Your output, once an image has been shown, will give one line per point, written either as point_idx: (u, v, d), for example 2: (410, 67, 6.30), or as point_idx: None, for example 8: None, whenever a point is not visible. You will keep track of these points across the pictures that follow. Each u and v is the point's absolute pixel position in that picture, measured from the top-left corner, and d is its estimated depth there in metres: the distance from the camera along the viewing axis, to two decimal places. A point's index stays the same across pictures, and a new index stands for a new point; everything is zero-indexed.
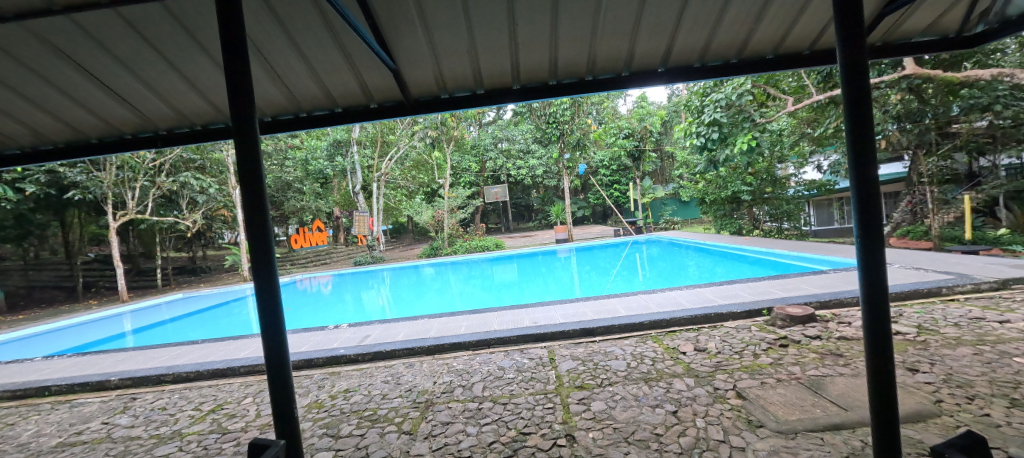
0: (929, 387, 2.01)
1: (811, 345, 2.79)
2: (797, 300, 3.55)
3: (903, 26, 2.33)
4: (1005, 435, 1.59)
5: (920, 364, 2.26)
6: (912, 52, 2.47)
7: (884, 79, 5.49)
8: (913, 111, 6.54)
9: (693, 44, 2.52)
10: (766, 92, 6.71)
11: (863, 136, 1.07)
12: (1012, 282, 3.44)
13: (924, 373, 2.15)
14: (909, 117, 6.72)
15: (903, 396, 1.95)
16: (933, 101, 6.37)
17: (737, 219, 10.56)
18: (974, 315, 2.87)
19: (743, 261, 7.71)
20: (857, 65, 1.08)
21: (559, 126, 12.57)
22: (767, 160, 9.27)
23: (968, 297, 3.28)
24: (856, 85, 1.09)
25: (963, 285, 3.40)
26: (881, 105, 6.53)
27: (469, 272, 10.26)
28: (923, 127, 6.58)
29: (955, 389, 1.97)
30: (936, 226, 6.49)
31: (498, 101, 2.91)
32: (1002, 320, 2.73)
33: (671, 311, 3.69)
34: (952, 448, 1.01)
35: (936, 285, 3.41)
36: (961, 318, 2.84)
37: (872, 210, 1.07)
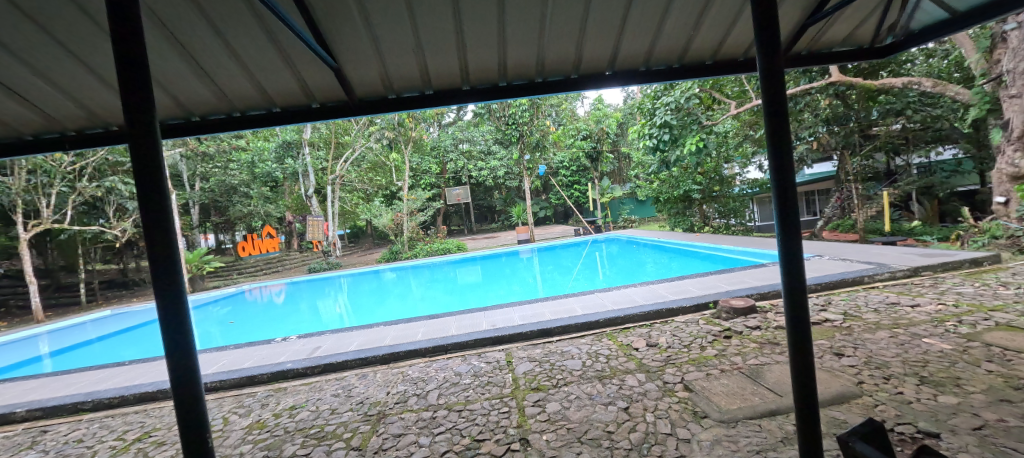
0: (852, 370, 2.18)
1: (752, 335, 2.95)
2: (742, 293, 3.73)
3: (824, 36, 2.49)
4: (915, 411, 1.74)
5: (846, 349, 2.44)
6: (835, 61, 2.64)
7: (814, 85, 5.91)
8: (840, 115, 7.05)
9: (637, 49, 2.59)
10: (712, 96, 6.96)
11: (781, 134, 1.10)
12: (925, 270, 3.80)
13: (848, 357, 2.32)
14: (837, 121, 7.19)
15: (831, 379, 2.09)
16: (856, 106, 6.93)
17: (689, 217, 10.99)
18: (891, 301, 3.15)
19: (696, 257, 8.06)
20: (774, 72, 1.11)
21: (518, 128, 12.57)
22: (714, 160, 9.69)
23: (886, 285, 3.60)
24: (773, 91, 1.11)
25: (882, 273, 3.73)
26: (813, 109, 7.05)
27: (431, 276, 10.05)
28: (848, 130, 7.07)
29: (874, 370, 2.14)
30: (861, 220, 7.02)
31: (447, 102, 2.84)
32: (914, 304, 3.01)
33: (625, 308, 3.77)
34: (856, 437, 0.92)
35: (859, 275, 3.72)
36: (880, 304, 3.11)
37: (793, 211, 1.11)
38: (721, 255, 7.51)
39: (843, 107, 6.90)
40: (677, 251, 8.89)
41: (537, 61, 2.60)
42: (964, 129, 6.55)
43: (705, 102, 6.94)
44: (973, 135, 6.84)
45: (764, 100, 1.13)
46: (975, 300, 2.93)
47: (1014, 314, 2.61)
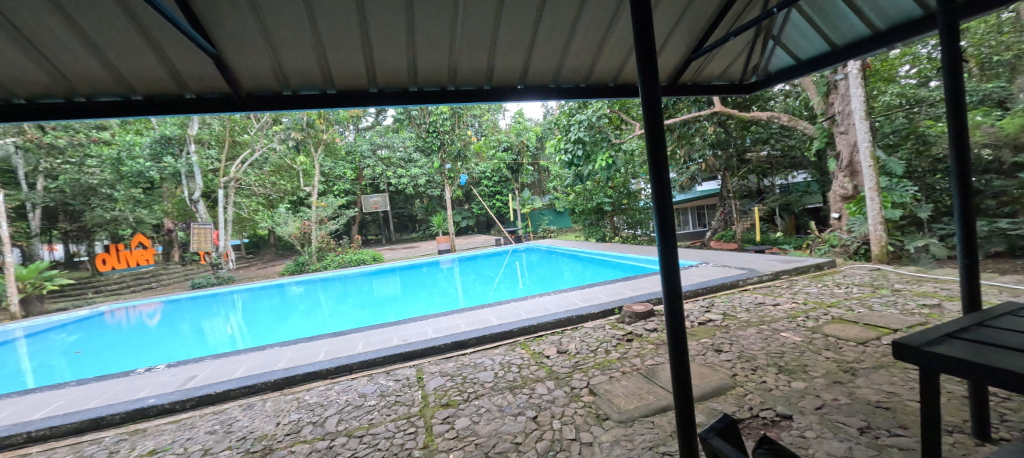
0: (728, 364, 2.45)
1: (650, 337, 3.20)
2: (643, 298, 4.05)
3: (705, 70, 2.79)
4: (774, 397, 2.00)
5: (723, 345, 2.76)
6: (715, 93, 2.98)
7: (701, 113, 6.78)
8: (722, 141, 8.17)
9: (546, 66, 2.68)
10: (621, 117, 7.56)
11: (659, 151, 1.17)
12: (783, 274, 4.51)
13: (725, 352, 2.62)
14: (720, 146, 8.27)
15: (711, 374, 2.33)
16: (734, 133, 8.12)
17: (601, 227, 11.81)
18: (758, 301, 3.66)
19: (608, 266, 8.56)
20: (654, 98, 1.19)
21: (439, 136, 12.38)
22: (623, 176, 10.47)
23: (754, 287, 4.20)
24: (654, 115, 1.19)
25: (751, 278, 4.34)
26: (701, 135, 8.07)
27: (344, 289, 9.30)
28: (728, 154, 8.20)
29: (744, 363, 2.44)
30: (739, 232, 8.16)
31: (354, 104, 2.63)
32: (775, 303, 3.54)
33: (538, 317, 3.85)
34: (713, 434, 0.95)
35: (735, 279, 4.27)
36: (750, 304, 3.59)
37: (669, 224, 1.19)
38: (628, 263, 8.09)
39: (724, 134, 7.98)
40: (591, 260, 9.37)
41: (450, 68, 2.53)
42: (809, 158, 8.04)
43: (614, 122, 7.53)
44: (816, 163, 8.26)
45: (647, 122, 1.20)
46: (817, 298, 3.54)
47: (843, 309, 3.18)
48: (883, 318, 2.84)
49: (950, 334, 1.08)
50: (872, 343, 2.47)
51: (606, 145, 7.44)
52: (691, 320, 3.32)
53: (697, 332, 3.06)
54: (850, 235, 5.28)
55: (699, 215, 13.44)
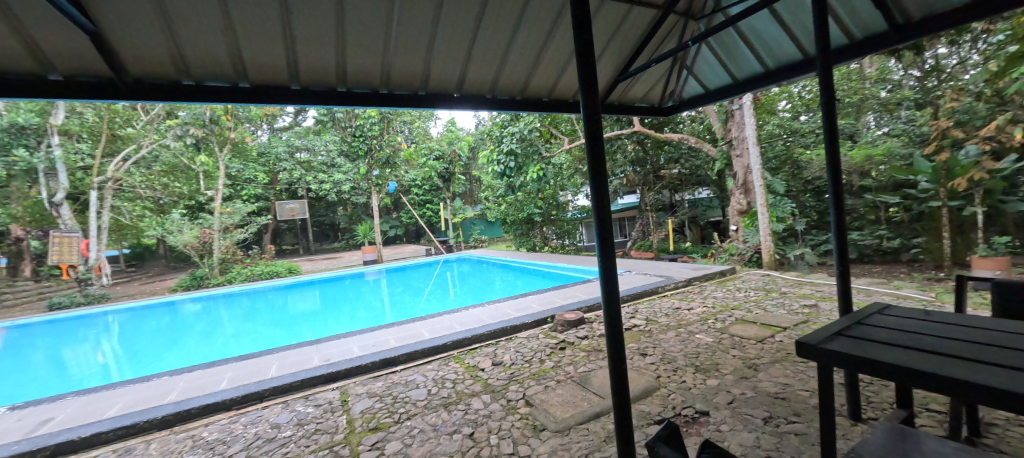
0: (653, 366, 2.62)
1: (581, 344, 3.29)
2: (574, 307, 4.17)
3: (630, 92, 2.97)
4: (693, 395, 2.17)
5: (648, 349, 2.94)
6: (638, 114, 3.17)
7: (622, 132, 7.35)
8: (638, 158, 9.01)
9: (485, 76, 2.62)
10: (550, 132, 7.87)
11: (599, 170, 1.28)
12: (694, 281, 5.02)
13: (650, 356, 2.80)
14: (638, 163, 9.08)
15: (638, 377, 2.45)
16: (650, 151, 8.97)
17: (531, 237, 12.08)
18: (675, 306, 4.01)
19: (540, 276, 8.67)
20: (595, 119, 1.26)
21: (366, 141, 11.64)
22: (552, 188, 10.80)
23: (671, 293, 4.61)
24: (593, 134, 1.26)
25: (668, 285, 4.75)
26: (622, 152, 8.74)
27: (252, 306, 8.09)
28: (645, 171, 9.04)
29: (666, 365, 2.62)
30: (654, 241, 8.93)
31: (271, 101, 2.25)
32: (688, 308, 3.90)
33: (472, 329, 3.74)
34: (661, 442, 0.95)
35: (654, 286, 4.63)
36: (668, 310, 3.91)
37: (608, 234, 1.28)
38: (557, 272, 8.31)
39: (642, 152, 8.95)
40: (521, 271, 9.41)
41: (382, 73, 2.33)
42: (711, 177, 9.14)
43: (545, 136, 7.80)
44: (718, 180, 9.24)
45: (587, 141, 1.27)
46: (722, 302, 3.98)
47: (744, 311, 3.62)
48: (773, 318, 3.28)
49: (840, 333, 1.23)
50: (768, 340, 2.82)
51: (537, 158, 7.69)
52: None
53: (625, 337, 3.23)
54: (746, 245, 6.03)
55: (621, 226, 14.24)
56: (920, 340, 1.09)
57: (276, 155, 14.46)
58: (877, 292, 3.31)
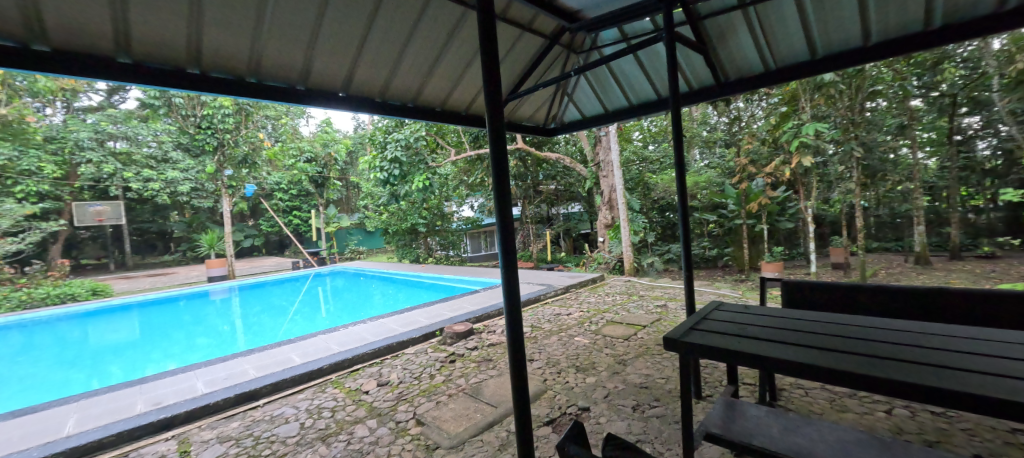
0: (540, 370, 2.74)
1: (471, 355, 3.28)
2: (462, 319, 4.10)
3: (519, 112, 2.97)
4: (575, 392, 2.33)
5: (535, 354, 3.08)
6: (524, 132, 3.20)
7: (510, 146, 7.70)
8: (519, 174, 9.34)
9: (374, 78, 2.35)
10: (436, 141, 7.72)
11: (505, 187, 1.13)
12: (570, 288, 5.48)
13: (536, 361, 2.93)
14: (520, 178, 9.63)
15: None
16: (530, 168, 9.35)
17: (415, 248, 11.52)
18: (555, 313, 4.31)
19: (424, 288, 8.32)
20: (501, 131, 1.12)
21: (215, 135, 9.26)
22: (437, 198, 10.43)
23: (551, 300, 4.96)
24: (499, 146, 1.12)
25: (548, 293, 5.10)
26: None
27: (31, 342, 5.60)
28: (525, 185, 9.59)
29: (551, 367, 2.78)
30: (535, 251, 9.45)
31: (80, 74, 1.56)
32: (565, 314, 4.23)
33: (353, 349, 3.33)
34: (570, 442, 0.87)
35: (536, 294, 4.93)
36: (550, 317, 4.18)
37: (511, 240, 1.17)
38: (442, 284, 8.07)
39: (523, 168, 9.30)
40: (402, 283, 8.84)
41: (250, 57, 1.87)
42: (583, 194, 9.80)
43: (430, 145, 7.64)
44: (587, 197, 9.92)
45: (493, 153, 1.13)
46: (595, 306, 4.46)
47: (613, 313, 4.12)
48: (633, 318, 3.82)
49: (693, 327, 1.29)
50: (632, 338, 3.24)
51: (423, 167, 7.41)
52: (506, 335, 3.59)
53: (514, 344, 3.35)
54: (611, 254, 6.92)
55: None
56: (746, 328, 1.25)
57: (76, 142, 10.03)
58: (704, 292, 4.18)
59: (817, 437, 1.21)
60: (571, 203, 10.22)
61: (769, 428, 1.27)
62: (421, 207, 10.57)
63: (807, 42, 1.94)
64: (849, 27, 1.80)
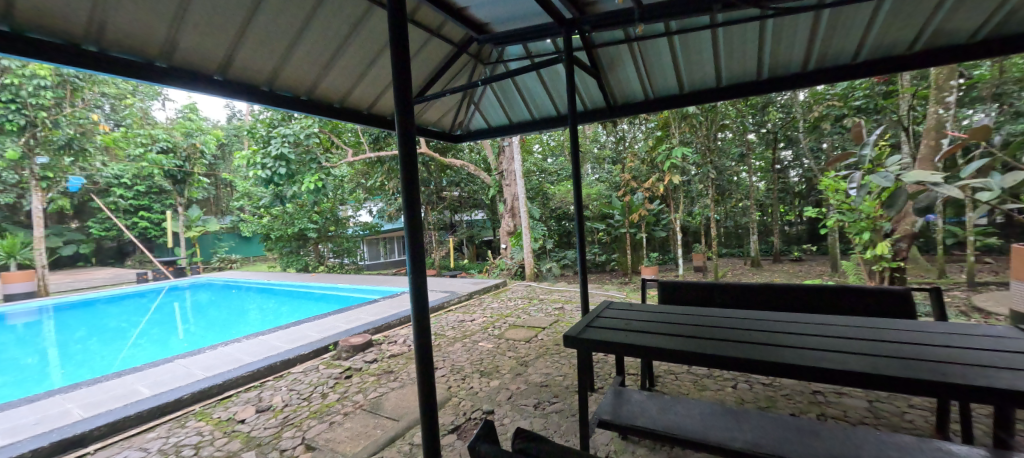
0: (442, 378, 2.31)
1: (369, 369, 2.79)
2: (358, 330, 3.47)
3: (424, 116, 2.89)
4: (480, 395, 2.04)
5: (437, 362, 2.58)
6: (431, 137, 3.08)
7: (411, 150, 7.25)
8: None
9: (259, 63, 2.01)
10: (331, 139, 7.03)
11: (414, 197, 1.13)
12: (474, 294, 4.89)
13: (439, 368, 2.46)
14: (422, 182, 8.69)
15: None
16: (433, 173, 8.59)
17: (303, 256, 8.84)
18: (460, 319, 3.73)
19: (308, 299, 6.85)
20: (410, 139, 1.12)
21: (21, 107, 6.93)
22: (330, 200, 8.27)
23: (456, 308, 4.30)
24: (409, 155, 1.12)
25: (454, 299, 4.46)
26: None
27: None
28: None
29: (455, 374, 2.36)
30: (438, 258, 8.92)
31: None
32: (470, 319, 3.71)
33: (223, 374, 2.69)
34: None
35: (441, 301, 4.27)
36: (454, 322, 3.62)
37: (419, 246, 1.15)
38: (332, 293, 6.65)
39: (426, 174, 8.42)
40: (282, 292, 7.23)
41: (90, 20, 1.44)
42: (486, 201, 9.28)
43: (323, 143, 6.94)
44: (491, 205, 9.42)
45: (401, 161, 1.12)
46: (498, 311, 4.01)
47: (517, 316, 3.79)
48: (540, 320, 3.54)
49: (587, 324, 1.40)
50: (533, 339, 2.95)
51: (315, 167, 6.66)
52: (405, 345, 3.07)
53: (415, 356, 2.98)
54: (512, 260, 7.16)
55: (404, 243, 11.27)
56: (630, 323, 1.40)
57: None
58: (597, 294, 4.62)
59: (685, 411, 1.44)
60: (474, 210, 9.67)
61: (648, 409, 1.46)
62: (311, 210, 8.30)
63: (676, 78, 2.17)
64: (706, 69, 2.06)
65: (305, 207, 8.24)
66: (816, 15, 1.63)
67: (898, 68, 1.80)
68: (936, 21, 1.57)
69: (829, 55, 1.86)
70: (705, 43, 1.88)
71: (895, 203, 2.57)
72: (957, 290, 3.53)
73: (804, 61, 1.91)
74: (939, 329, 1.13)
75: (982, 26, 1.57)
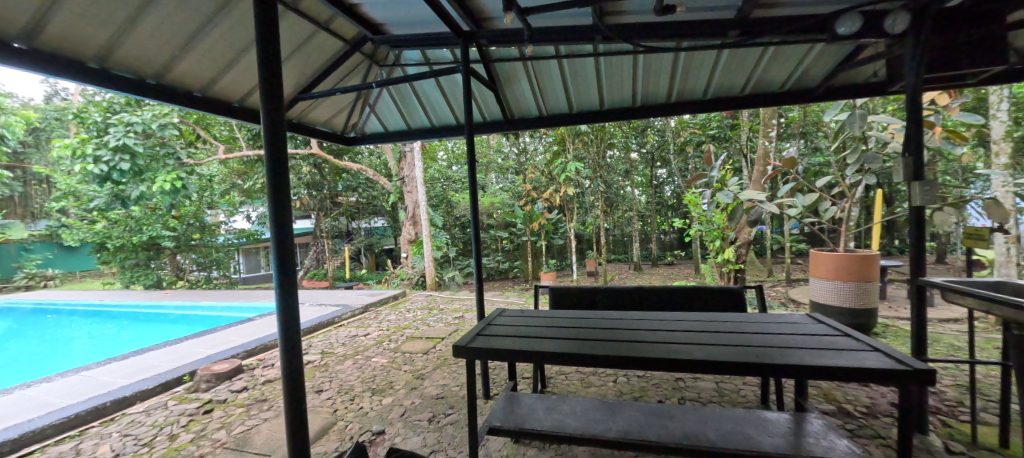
0: (328, 402, 2.08)
1: (238, 399, 2.27)
2: (224, 356, 2.83)
3: (310, 113, 2.65)
4: (369, 416, 1.90)
5: (323, 384, 2.33)
6: (318, 137, 2.86)
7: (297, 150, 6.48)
8: (315, 182, 7.70)
9: (85, 28, 1.49)
10: (195, 133, 5.97)
11: (283, 200, 1.02)
12: (370, 307, 4.58)
13: (325, 391, 2.22)
14: (314, 187, 7.80)
15: (310, 419, 1.90)
16: (327, 176, 7.85)
17: (154, 269, 7.13)
18: (352, 334, 3.46)
19: (161, 322, 5.47)
20: (278, 132, 1.02)
21: None
22: (194, 203, 6.94)
23: (348, 323, 3.94)
24: (276, 156, 1.02)
25: (346, 314, 4.08)
26: (295, 172, 7.34)
27: None
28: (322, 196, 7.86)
29: (343, 396, 2.15)
30: (331, 269, 8.03)
31: None
32: (363, 334, 3.47)
33: (20, 424, 1.94)
34: None
35: (331, 316, 3.88)
36: (345, 338, 3.32)
37: (288, 260, 1.04)
38: (194, 314, 5.36)
39: (319, 176, 7.63)
40: (123, 315, 5.69)
41: None
42: (387, 208, 8.77)
43: (185, 136, 5.84)
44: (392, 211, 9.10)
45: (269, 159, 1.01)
46: (395, 323, 3.82)
47: (414, 328, 3.64)
48: (438, 330, 3.46)
49: (478, 333, 1.42)
50: (431, 351, 2.87)
51: (172, 163, 5.58)
52: None
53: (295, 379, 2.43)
54: (413, 269, 6.91)
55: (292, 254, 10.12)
56: (517, 329, 1.45)
57: None
58: (496, 301, 4.68)
59: (570, 409, 1.53)
60: (374, 217, 9.04)
61: (537, 411, 1.52)
62: (167, 215, 6.83)
63: (566, 98, 2.34)
64: (592, 92, 2.26)
65: (160, 210, 6.77)
66: (676, 56, 1.91)
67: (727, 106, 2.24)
68: (758, 70, 1.97)
69: (686, 91, 2.20)
70: (591, 68, 2.06)
71: (733, 216, 3.13)
72: (778, 286, 4.47)
73: (668, 93, 2.23)
74: (758, 320, 1.39)
75: (788, 77, 2.02)
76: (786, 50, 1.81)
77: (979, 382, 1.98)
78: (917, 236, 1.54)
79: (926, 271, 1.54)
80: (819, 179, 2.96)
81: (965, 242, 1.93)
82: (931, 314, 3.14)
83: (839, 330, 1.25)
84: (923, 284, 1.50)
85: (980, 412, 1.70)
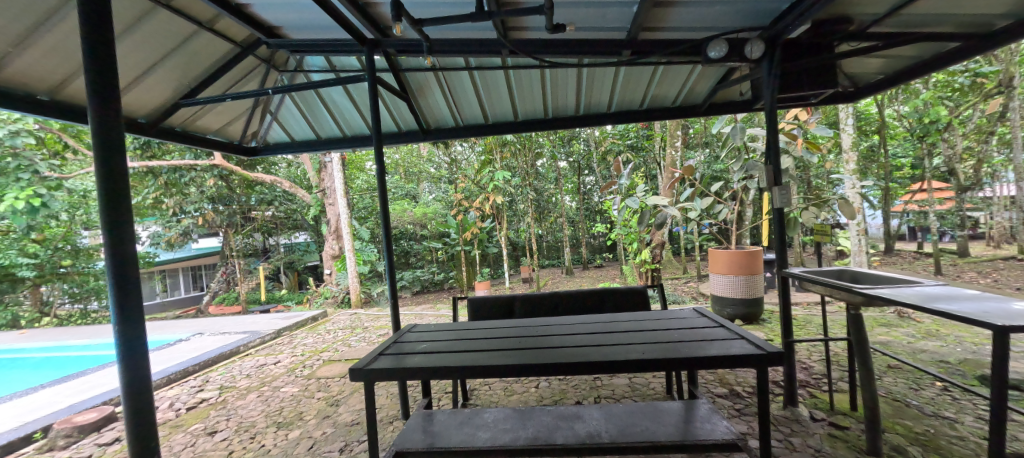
0: (221, 444, 1.85)
1: (107, 454, 1.93)
2: (89, 405, 2.39)
3: (198, 121, 2.40)
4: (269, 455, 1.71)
5: (219, 423, 2.07)
6: (208, 146, 2.60)
7: (198, 162, 5.79)
8: (222, 195, 6.76)
9: None
10: (61, 140, 5.07)
11: (119, 218, 0.89)
12: (283, 332, 4.19)
13: (220, 431, 1.97)
14: (220, 200, 6.85)
15: None
16: (237, 189, 6.93)
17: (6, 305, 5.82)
18: (260, 363, 3.15)
19: (19, 368, 4.52)
20: (111, 135, 0.88)
21: None
22: (64, 224, 5.86)
23: (256, 351, 3.57)
24: (108, 160, 0.88)
25: (253, 341, 3.69)
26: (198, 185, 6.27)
27: None
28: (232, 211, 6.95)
29: (242, 434, 1.93)
30: (243, 292, 7.21)
31: None
32: (274, 362, 3.17)
33: None
34: None
35: (235, 345, 3.49)
36: (251, 369, 3.01)
37: (129, 285, 0.90)
38: (61, 356, 4.49)
39: (226, 189, 6.68)
40: None
41: None
42: (310, 222, 8.21)
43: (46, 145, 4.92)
44: (315, 225, 8.51)
45: (99, 169, 0.86)
46: (312, 347, 3.54)
47: (333, 350, 3.41)
48: (358, 352, 3.27)
49: (382, 352, 1.36)
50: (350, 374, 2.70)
51: (28, 177, 4.69)
52: (175, 408, 2.29)
53: (181, 422, 2.12)
54: (338, 286, 6.54)
55: (194, 276, 8.97)
56: (422, 344, 1.42)
57: None
58: (426, 315, 4.50)
59: (482, 421, 1.52)
60: (295, 232, 8.38)
61: (449, 427, 1.48)
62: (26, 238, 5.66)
63: (480, 109, 2.37)
64: (505, 103, 2.31)
65: (14, 233, 5.60)
66: (578, 71, 2.03)
67: (628, 118, 2.42)
68: (652, 87, 2.16)
69: (592, 105, 2.34)
70: (500, 80, 2.11)
71: (643, 220, 3.37)
72: (690, 282, 4.89)
73: (576, 106, 2.35)
74: (651, 318, 1.51)
75: (677, 93, 2.25)
76: (673, 70, 2.00)
77: (837, 356, 2.33)
78: (780, 233, 1.77)
79: (788, 263, 1.78)
80: (714, 185, 3.31)
81: (814, 237, 2.41)
82: (807, 299, 3.64)
83: (715, 322, 1.39)
84: (785, 275, 1.73)
85: (837, 381, 2.00)
